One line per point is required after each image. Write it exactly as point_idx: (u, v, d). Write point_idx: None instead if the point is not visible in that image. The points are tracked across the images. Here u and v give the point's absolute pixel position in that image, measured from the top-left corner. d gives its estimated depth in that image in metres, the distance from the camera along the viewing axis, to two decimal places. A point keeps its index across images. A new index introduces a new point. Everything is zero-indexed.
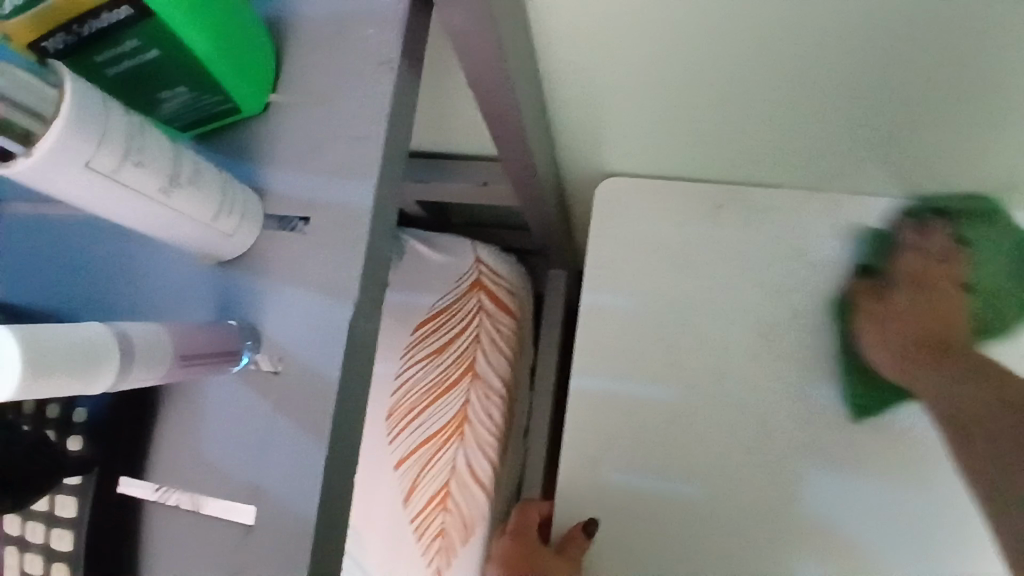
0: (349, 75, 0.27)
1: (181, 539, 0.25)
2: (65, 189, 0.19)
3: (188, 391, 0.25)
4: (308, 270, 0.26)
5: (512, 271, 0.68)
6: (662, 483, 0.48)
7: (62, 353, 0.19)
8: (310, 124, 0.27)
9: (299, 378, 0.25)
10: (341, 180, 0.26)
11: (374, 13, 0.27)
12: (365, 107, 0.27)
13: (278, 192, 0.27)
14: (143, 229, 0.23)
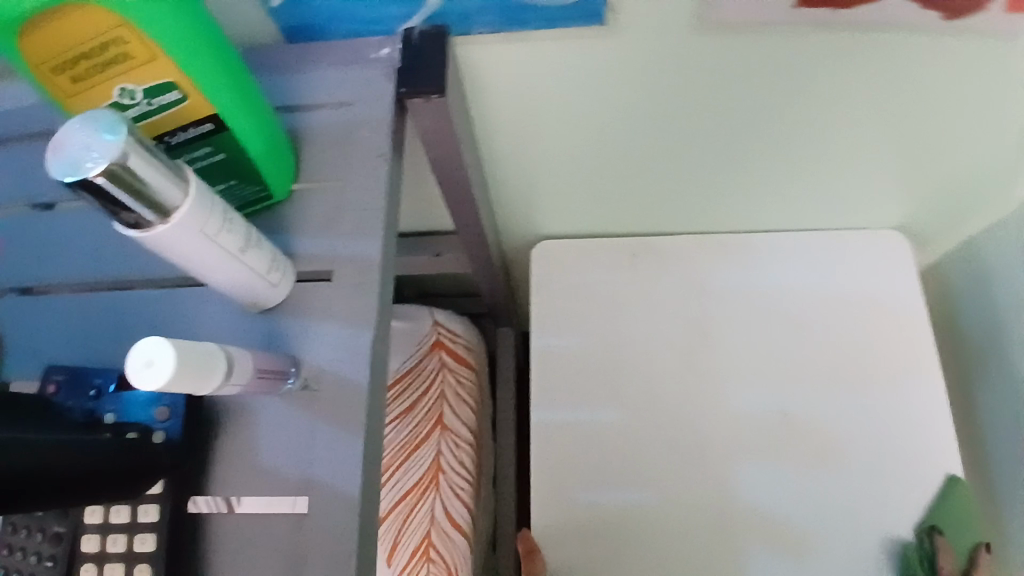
0: (353, 164, 0.37)
1: (247, 536, 0.30)
2: (180, 246, 0.27)
3: (245, 414, 0.32)
4: (335, 307, 0.33)
5: (467, 330, 0.76)
6: (618, 494, 0.58)
7: (186, 356, 0.25)
8: (325, 201, 0.36)
9: (335, 388, 0.32)
10: (354, 238, 0.35)
11: (368, 121, 0.38)
12: (368, 185, 0.36)
13: (305, 253, 0.35)
14: (218, 282, 0.30)
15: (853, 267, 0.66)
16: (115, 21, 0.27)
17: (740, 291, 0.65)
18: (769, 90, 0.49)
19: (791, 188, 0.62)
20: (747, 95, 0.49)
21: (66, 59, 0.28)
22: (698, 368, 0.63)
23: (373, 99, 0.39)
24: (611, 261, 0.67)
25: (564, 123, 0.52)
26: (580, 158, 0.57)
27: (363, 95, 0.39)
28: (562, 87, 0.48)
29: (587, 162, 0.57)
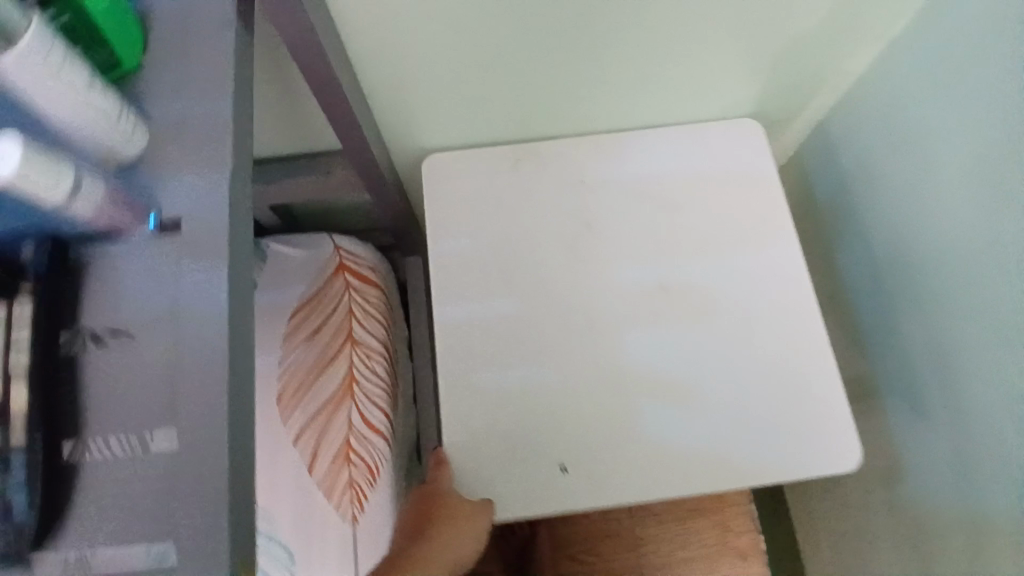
0: (196, 32, 0.38)
1: (124, 360, 0.33)
2: (22, 76, 0.31)
3: (109, 254, 0.35)
4: (192, 158, 0.36)
5: (370, 252, 0.78)
6: (515, 367, 0.63)
7: (34, 169, 0.30)
8: (175, 67, 0.38)
9: (196, 227, 0.34)
10: (206, 96, 0.37)
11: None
12: (214, 48, 0.38)
13: (159, 117, 0.37)
14: (66, 122, 0.33)
15: (715, 152, 0.72)
16: None
17: (616, 183, 0.71)
18: None
19: (647, 74, 0.67)
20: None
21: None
22: (583, 252, 0.68)
23: None
24: (497, 166, 0.71)
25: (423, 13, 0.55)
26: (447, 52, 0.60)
27: None
28: None
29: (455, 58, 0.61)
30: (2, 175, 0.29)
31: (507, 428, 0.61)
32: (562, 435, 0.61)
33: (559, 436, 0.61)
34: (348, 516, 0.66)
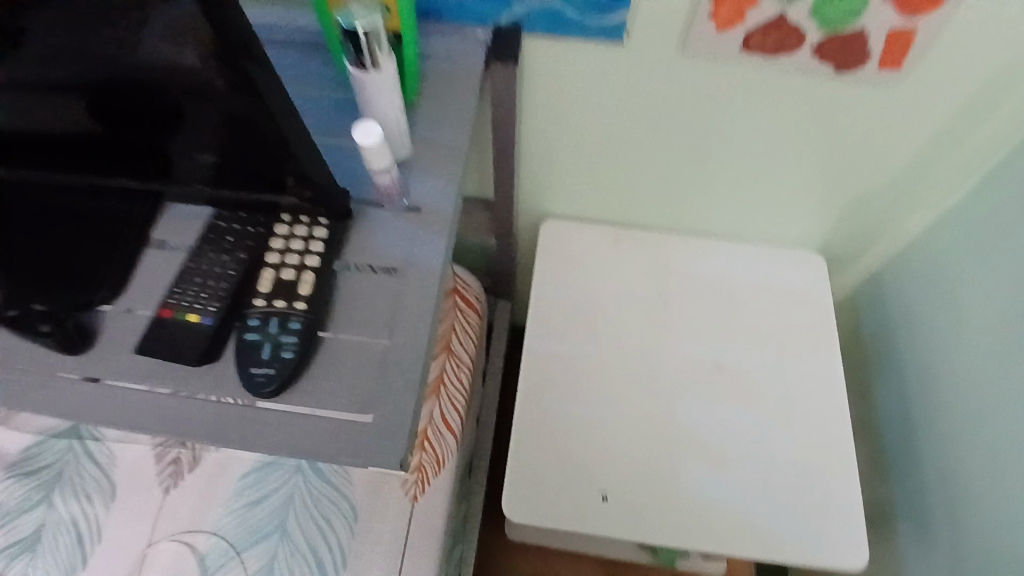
0: (453, 100, 0.56)
1: (368, 296, 0.46)
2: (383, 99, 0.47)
3: (358, 239, 0.49)
4: (427, 171, 0.52)
5: (478, 284, 0.94)
6: (582, 403, 0.76)
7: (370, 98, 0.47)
8: (433, 119, 0.55)
9: (425, 218, 0.49)
10: (448, 141, 0.54)
11: (462, 76, 0.58)
12: (456, 113, 0.55)
13: (425, 153, 0.53)
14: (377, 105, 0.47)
15: (784, 271, 0.85)
16: None
17: (697, 277, 0.84)
18: (721, 129, 0.71)
19: (735, 194, 0.82)
20: (702, 97, 0.68)
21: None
22: (658, 323, 0.81)
23: (467, 72, 0.58)
24: (600, 236, 0.87)
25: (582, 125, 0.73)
26: (595, 152, 0.78)
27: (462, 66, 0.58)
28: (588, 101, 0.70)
29: (600, 157, 0.79)
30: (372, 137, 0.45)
31: (566, 452, 0.74)
32: (608, 464, 0.73)
33: (606, 464, 0.73)
34: (410, 495, 0.75)
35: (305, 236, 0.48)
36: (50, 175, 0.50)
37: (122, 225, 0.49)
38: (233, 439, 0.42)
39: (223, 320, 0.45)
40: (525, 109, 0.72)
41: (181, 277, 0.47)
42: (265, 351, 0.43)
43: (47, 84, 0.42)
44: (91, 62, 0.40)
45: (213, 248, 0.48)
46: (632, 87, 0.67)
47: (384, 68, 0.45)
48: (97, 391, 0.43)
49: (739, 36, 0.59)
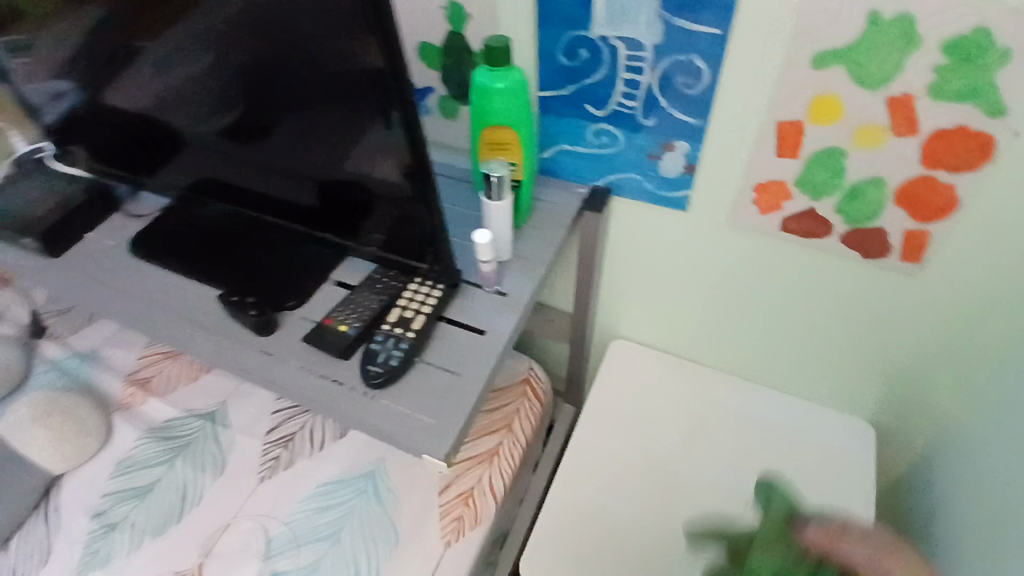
0: (550, 232, 0.78)
1: (454, 344, 0.66)
2: (498, 218, 0.68)
3: (459, 306, 0.69)
4: (517, 275, 0.73)
5: (548, 382, 1.09)
6: (611, 498, 0.85)
7: (490, 215, 0.68)
8: (533, 241, 0.77)
9: (507, 307, 0.69)
10: (539, 257, 0.75)
11: (562, 217, 0.80)
12: (550, 241, 0.77)
13: (519, 261, 0.74)
14: (493, 221, 0.69)
15: (827, 430, 0.91)
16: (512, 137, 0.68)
17: (741, 415, 0.93)
18: (768, 290, 0.85)
19: (783, 351, 0.92)
20: (752, 263, 0.83)
21: (483, 139, 0.69)
22: (696, 446, 0.90)
23: (566, 214, 0.80)
24: (659, 361, 1.00)
25: (653, 267, 0.91)
26: (663, 290, 0.93)
27: (563, 208, 0.81)
28: (658, 248, 0.88)
29: (666, 296, 0.94)
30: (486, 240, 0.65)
31: (586, 537, 0.82)
32: (620, 559, 0.80)
33: (618, 558, 0.80)
34: (445, 540, 0.88)
35: (428, 292, 0.69)
36: (287, 224, 0.76)
37: (317, 264, 0.74)
38: (342, 412, 0.61)
39: (360, 333, 0.66)
40: (608, 246, 0.92)
41: (343, 301, 0.69)
42: (381, 359, 0.63)
43: (305, 171, 0.69)
44: (327, 165, 0.66)
45: (366, 288, 0.70)
46: (692, 243, 0.84)
47: (504, 199, 0.67)
48: (270, 361, 0.66)
49: (778, 218, 0.76)
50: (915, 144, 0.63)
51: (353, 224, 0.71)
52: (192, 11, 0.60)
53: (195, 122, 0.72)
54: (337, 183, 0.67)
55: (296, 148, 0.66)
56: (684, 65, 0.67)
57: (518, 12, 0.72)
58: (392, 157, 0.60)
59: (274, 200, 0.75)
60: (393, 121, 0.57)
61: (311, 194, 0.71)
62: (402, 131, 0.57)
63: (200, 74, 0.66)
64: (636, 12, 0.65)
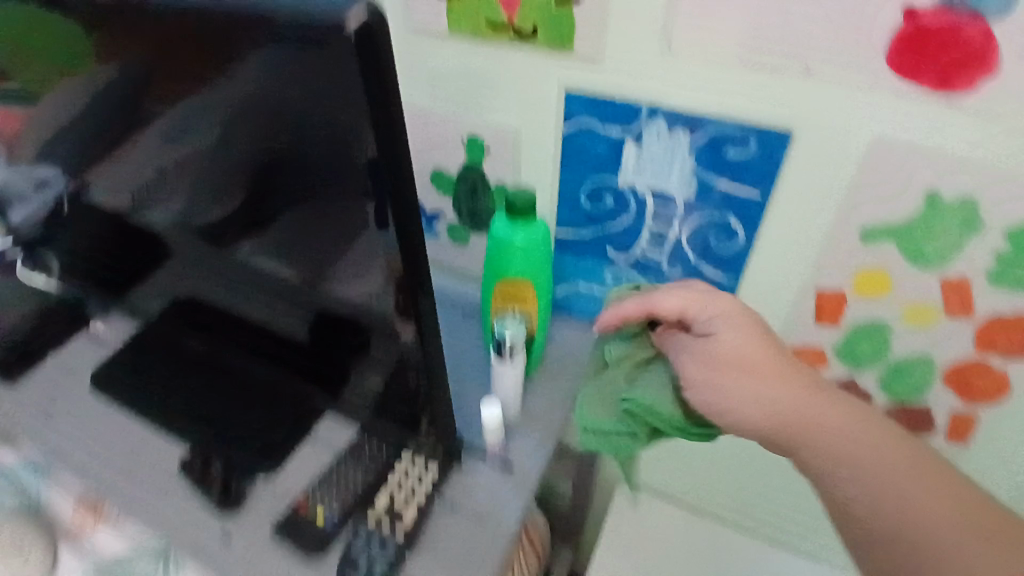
0: (562, 383, 0.70)
1: (448, 539, 0.59)
2: (505, 379, 0.61)
3: (458, 486, 0.63)
4: (524, 439, 0.65)
5: (544, 525, 0.97)
6: None
7: (497, 376, 0.61)
8: (542, 395, 0.69)
9: (510, 483, 0.62)
10: (550, 417, 0.67)
11: (576, 364, 0.72)
12: (561, 395, 0.69)
13: (527, 420, 0.67)
14: (499, 382, 0.62)
15: None
16: (526, 291, 0.61)
17: None
18: None
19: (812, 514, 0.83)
20: None
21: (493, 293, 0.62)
22: None
23: (580, 360, 0.72)
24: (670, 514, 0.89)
25: None
26: (678, 438, 0.84)
27: (577, 354, 0.73)
28: None
29: (680, 443, 0.85)
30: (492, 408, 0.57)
31: None
32: None
33: None
34: None
35: (422, 468, 0.62)
36: (252, 365, 0.64)
37: (300, 414, 0.67)
38: None
39: (343, 525, 0.60)
40: (620, 388, 0.83)
41: (327, 476, 0.63)
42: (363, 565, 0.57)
43: (275, 299, 0.56)
44: (297, 285, 0.54)
45: (354, 458, 0.63)
46: None
47: (516, 360, 0.60)
48: (242, 554, 0.61)
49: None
50: (970, 329, 0.58)
51: (336, 362, 0.59)
52: (142, 115, 0.49)
53: (146, 225, 0.60)
54: (312, 318, 0.56)
55: (260, 266, 0.54)
56: (715, 223, 0.62)
57: (540, 147, 0.66)
58: (384, 282, 0.49)
59: (228, 315, 0.62)
60: (382, 237, 0.45)
61: (277, 322, 0.59)
62: (396, 251, 0.46)
63: (152, 182, 0.54)
64: (667, 166, 0.60)
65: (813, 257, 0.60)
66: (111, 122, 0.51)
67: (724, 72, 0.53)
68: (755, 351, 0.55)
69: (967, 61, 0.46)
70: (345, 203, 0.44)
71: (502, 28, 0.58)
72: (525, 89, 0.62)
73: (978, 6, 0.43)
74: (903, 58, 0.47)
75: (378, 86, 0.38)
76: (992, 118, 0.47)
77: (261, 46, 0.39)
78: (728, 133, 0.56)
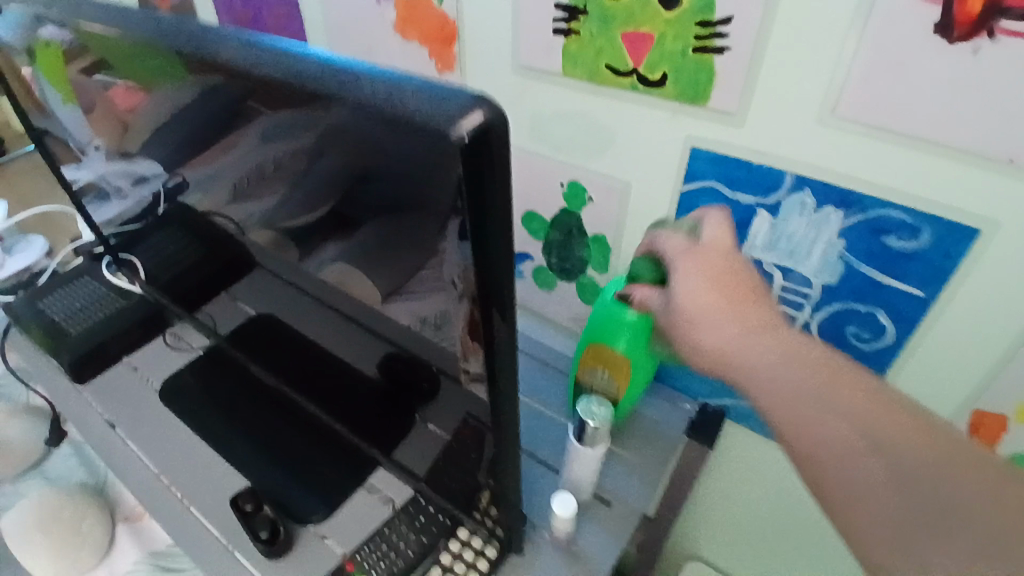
0: (648, 465, 0.61)
1: None
2: (581, 463, 0.54)
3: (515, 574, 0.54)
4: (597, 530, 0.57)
5: None
6: None
7: (575, 458, 0.54)
8: (622, 475, 0.61)
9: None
10: (628, 505, 0.58)
11: (664, 441, 0.63)
12: (643, 478, 0.60)
13: (602, 507, 0.58)
14: (574, 465, 0.55)
15: None
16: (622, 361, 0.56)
17: None
18: None
19: None
20: None
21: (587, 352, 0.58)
22: None
23: (668, 438, 0.63)
24: None
25: (758, 508, 0.72)
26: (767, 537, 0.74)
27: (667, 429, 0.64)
28: (772, 495, 0.69)
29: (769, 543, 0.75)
30: (567, 505, 0.50)
31: None
32: None
33: None
34: None
35: (478, 549, 0.55)
36: (313, 407, 0.62)
37: (348, 457, 0.62)
38: None
39: None
40: (705, 470, 0.74)
41: (372, 536, 0.56)
42: None
43: (355, 356, 0.54)
44: (374, 310, 0.49)
45: (404, 519, 0.57)
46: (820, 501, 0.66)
47: (598, 446, 0.52)
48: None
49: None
50: None
51: (402, 408, 0.55)
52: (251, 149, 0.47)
53: (242, 245, 0.59)
54: (384, 354, 0.52)
55: (337, 282, 0.50)
56: (859, 317, 0.52)
57: (651, 203, 0.58)
58: (462, 303, 0.39)
59: (301, 338, 0.59)
60: (457, 255, 0.36)
61: (353, 348, 0.54)
62: (471, 270, 0.36)
63: (256, 218, 0.53)
64: (807, 246, 0.51)
65: (989, 351, 0.48)
66: (206, 131, 0.49)
67: (900, 151, 0.44)
68: (766, 352, 0.42)
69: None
70: (429, 219, 0.36)
71: (626, 76, 0.52)
72: (645, 142, 0.55)
73: None
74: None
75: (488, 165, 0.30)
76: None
77: (357, 105, 0.33)
78: (892, 217, 0.46)
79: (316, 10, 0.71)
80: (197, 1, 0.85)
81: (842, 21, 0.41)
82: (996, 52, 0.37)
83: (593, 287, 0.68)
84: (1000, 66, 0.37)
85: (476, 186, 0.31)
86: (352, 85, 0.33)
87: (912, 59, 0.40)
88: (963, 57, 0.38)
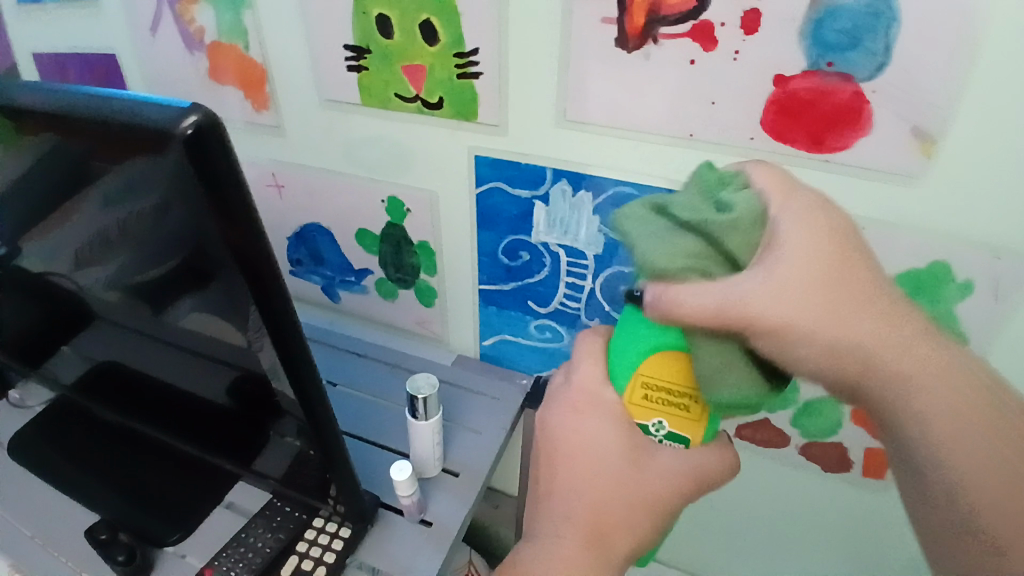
0: (487, 438, 0.70)
1: None
2: (420, 438, 0.62)
3: (370, 547, 0.61)
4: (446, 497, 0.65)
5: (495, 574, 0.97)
6: None
7: (416, 434, 0.62)
8: (467, 448, 0.69)
9: (430, 539, 0.61)
10: (474, 471, 0.67)
11: (499, 414, 0.73)
12: (485, 446, 0.69)
13: (450, 476, 0.67)
14: (415, 442, 0.62)
15: None
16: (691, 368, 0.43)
17: None
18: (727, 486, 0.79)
19: (747, 549, 0.85)
20: None
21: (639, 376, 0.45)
22: None
23: (500, 411, 0.74)
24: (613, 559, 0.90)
25: None
26: None
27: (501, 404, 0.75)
28: None
29: None
30: (403, 473, 0.58)
31: None
32: None
33: None
34: None
35: (333, 532, 0.61)
36: (168, 443, 0.65)
37: (208, 483, 0.67)
38: None
39: None
40: None
41: (230, 543, 0.61)
42: None
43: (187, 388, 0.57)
44: (178, 326, 0.51)
45: (260, 523, 0.62)
46: None
47: (432, 418, 0.60)
48: None
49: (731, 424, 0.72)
50: None
51: (257, 427, 0.57)
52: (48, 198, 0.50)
53: (64, 293, 0.60)
54: (231, 378, 0.53)
55: (191, 338, 0.51)
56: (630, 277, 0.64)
57: (459, 209, 0.68)
58: (250, 308, 0.44)
59: (136, 377, 0.60)
60: (252, 319, 0.45)
61: (180, 373, 0.56)
62: (265, 329, 0.45)
63: (70, 270, 0.56)
64: (574, 223, 0.63)
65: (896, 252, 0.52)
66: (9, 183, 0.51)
67: (621, 138, 0.56)
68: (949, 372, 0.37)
69: (843, 119, 0.48)
70: (198, 238, 0.42)
71: (412, 101, 0.62)
72: (441, 157, 0.65)
73: (846, 71, 0.46)
74: (778, 120, 0.50)
75: (204, 151, 0.37)
76: (871, 177, 0.49)
77: (111, 131, 0.39)
78: (628, 192, 0.59)
79: (139, 65, 0.76)
80: (20, 67, 0.85)
81: (553, 46, 0.54)
82: (660, 52, 0.50)
83: (429, 289, 0.76)
84: (664, 65, 0.51)
85: (213, 176, 0.37)
86: (101, 106, 0.39)
87: (609, 66, 0.53)
88: (640, 61, 0.51)
